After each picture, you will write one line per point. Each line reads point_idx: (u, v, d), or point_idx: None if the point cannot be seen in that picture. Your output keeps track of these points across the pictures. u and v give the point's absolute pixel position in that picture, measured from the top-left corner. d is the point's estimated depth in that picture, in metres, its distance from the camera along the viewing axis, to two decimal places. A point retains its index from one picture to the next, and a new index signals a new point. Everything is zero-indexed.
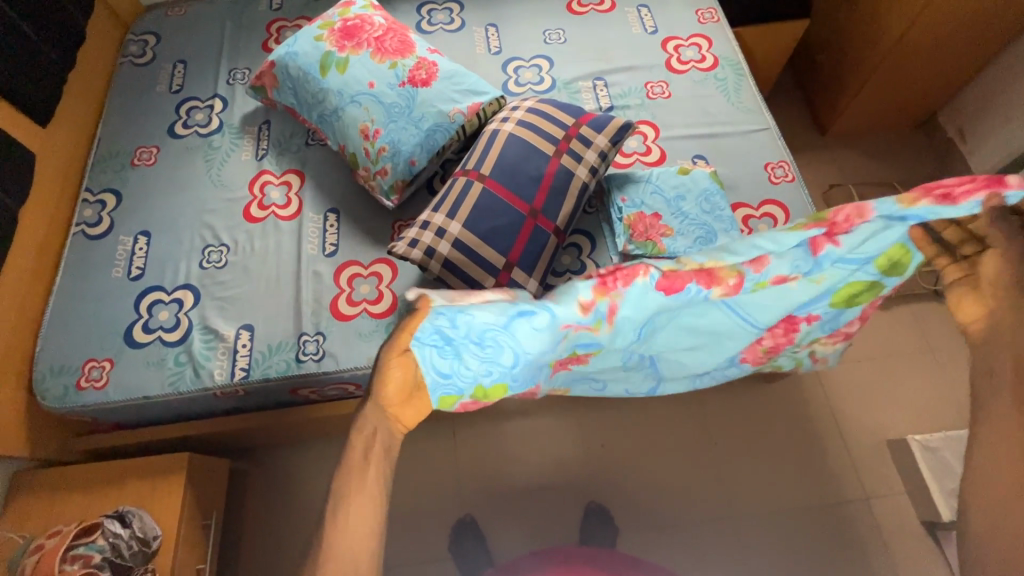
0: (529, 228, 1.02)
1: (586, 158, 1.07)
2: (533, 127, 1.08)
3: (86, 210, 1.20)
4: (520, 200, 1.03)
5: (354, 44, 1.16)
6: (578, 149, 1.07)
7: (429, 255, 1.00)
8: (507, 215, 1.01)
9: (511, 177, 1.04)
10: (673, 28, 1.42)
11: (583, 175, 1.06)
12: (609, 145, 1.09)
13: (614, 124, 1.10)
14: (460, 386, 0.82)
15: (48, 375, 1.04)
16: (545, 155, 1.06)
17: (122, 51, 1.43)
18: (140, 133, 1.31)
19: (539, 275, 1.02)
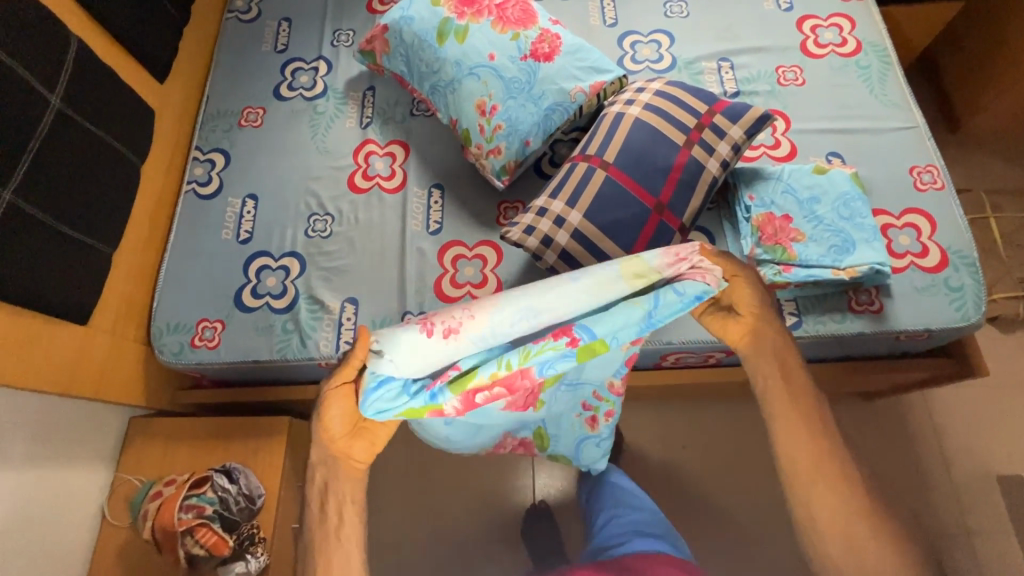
0: (653, 223, 0.96)
1: (720, 149, 0.99)
2: (663, 111, 1.01)
3: (197, 169, 1.22)
4: (646, 193, 0.97)
5: (474, 11, 1.09)
6: (710, 139, 0.99)
7: (546, 244, 0.96)
8: (631, 207, 0.96)
9: (637, 167, 0.98)
10: (810, 5, 1.28)
11: (714, 168, 0.99)
12: (745, 138, 1.00)
13: (752, 114, 1.01)
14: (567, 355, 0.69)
15: (165, 331, 1.07)
16: (674, 145, 0.99)
17: (228, 6, 1.42)
18: (247, 93, 1.31)
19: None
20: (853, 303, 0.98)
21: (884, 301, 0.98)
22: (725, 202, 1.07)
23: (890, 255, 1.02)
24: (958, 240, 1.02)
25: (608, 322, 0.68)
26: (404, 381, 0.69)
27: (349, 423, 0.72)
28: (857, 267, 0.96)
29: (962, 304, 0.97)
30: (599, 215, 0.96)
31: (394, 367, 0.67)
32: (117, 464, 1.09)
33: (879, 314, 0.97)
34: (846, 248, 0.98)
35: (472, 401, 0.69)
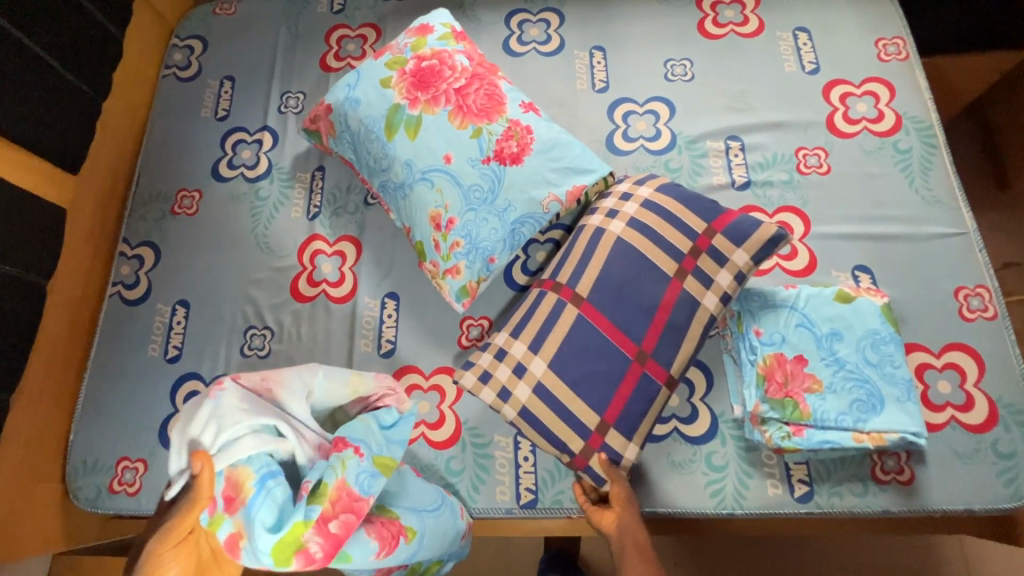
0: (631, 376, 0.79)
1: (719, 282, 0.81)
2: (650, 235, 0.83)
3: (123, 267, 1.08)
4: (622, 336, 0.80)
5: (429, 96, 0.91)
6: (705, 267, 0.81)
7: (503, 399, 0.80)
8: (608, 355, 0.80)
9: (616, 303, 0.81)
10: (840, 67, 1.07)
11: (710, 305, 0.81)
12: (750, 267, 0.80)
13: (762, 233, 0.80)
14: (364, 471, 0.68)
15: (82, 471, 0.95)
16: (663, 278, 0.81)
17: (165, 61, 1.25)
18: (183, 172, 1.15)
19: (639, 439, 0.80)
20: (877, 470, 0.82)
21: (914, 469, 0.82)
22: (726, 332, 0.89)
23: (925, 406, 0.84)
24: (1011, 390, 0.84)
25: (367, 444, 0.71)
26: (285, 493, 0.65)
27: None
28: (885, 433, 0.79)
29: (1012, 477, 0.80)
30: (567, 363, 0.80)
31: (228, 459, 0.64)
32: None
33: (909, 486, 0.81)
34: (874, 407, 0.80)
35: (327, 536, 0.63)
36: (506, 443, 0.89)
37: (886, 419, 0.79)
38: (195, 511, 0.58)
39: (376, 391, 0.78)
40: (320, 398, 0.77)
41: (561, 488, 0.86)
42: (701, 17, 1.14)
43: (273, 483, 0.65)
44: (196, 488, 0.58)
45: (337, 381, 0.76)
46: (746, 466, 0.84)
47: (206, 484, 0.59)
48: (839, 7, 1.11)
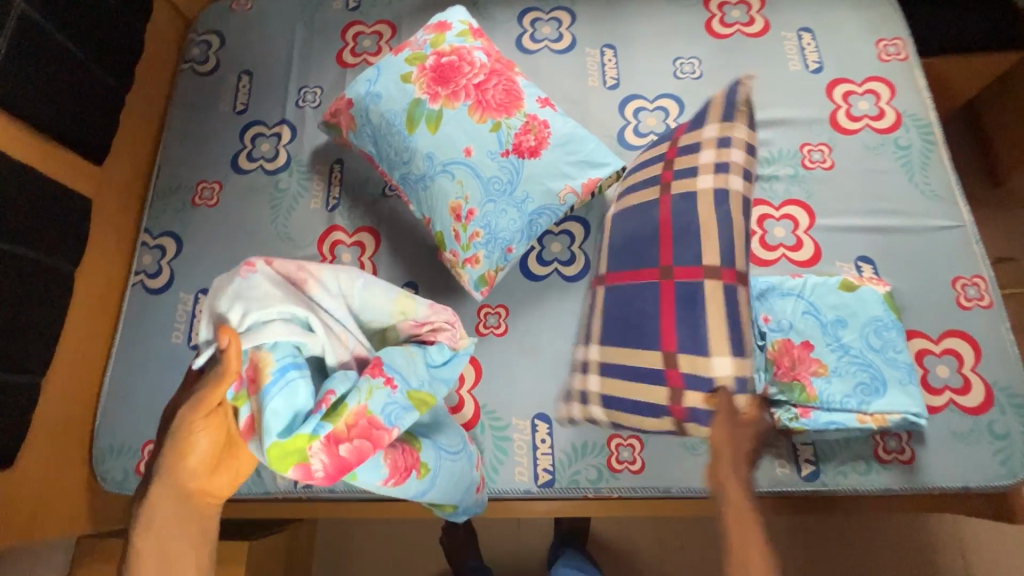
0: (671, 297, 0.78)
1: (704, 164, 0.82)
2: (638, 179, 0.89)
3: (145, 257, 1.10)
4: (649, 275, 0.81)
5: (449, 91, 0.94)
6: (681, 165, 0.84)
7: (582, 401, 0.85)
8: (650, 302, 0.79)
9: (634, 256, 0.84)
10: (843, 66, 1.11)
11: (706, 184, 0.80)
12: (726, 129, 0.83)
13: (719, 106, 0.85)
14: (394, 405, 0.67)
15: (109, 454, 0.98)
16: (663, 206, 0.83)
17: (183, 56, 1.27)
18: (203, 164, 1.17)
19: (723, 344, 0.73)
20: (881, 450, 0.86)
21: (915, 449, 0.86)
22: None
23: (925, 389, 0.88)
24: (1006, 374, 0.88)
25: (402, 377, 0.70)
26: (307, 387, 0.64)
27: (214, 453, 0.65)
28: (888, 415, 0.83)
29: (1008, 457, 0.84)
30: (618, 333, 0.82)
31: (255, 340, 0.65)
32: None
33: (910, 465, 0.85)
34: (881, 390, 0.83)
35: (335, 456, 0.63)
36: (524, 426, 0.93)
37: (891, 402, 0.83)
38: (218, 390, 0.62)
39: (429, 320, 0.75)
40: (359, 305, 0.75)
41: (577, 468, 0.90)
42: (709, 17, 1.18)
43: (297, 373, 0.65)
44: (223, 367, 0.61)
45: (386, 296, 0.75)
46: None
47: (232, 360, 0.61)
48: (841, 8, 1.15)
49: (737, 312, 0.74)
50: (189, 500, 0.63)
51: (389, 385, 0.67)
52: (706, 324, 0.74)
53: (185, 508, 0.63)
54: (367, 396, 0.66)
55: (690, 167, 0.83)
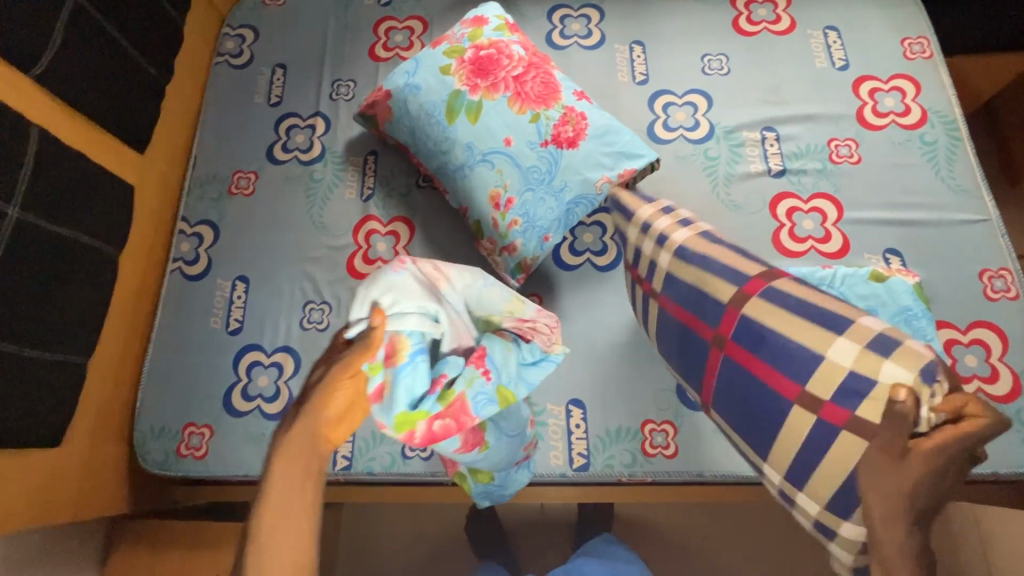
0: (748, 359, 0.62)
1: (652, 252, 0.79)
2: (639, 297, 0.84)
3: (183, 244, 1.12)
4: (714, 359, 0.67)
5: (489, 83, 0.96)
6: (643, 269, 0.81)
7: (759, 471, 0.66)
8: (753, 385, 0.62)
9: (698, 353, 0.70)
10: (869, 64, 1.13)
11: (668, 265, 0.75)
12: (636, 220, 0.84)
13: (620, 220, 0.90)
14: (492, 397, 0.66)
15: (150, 436, 1.00)
16: (671, 306, 0.74)
17: (218, 49, 1.30)
18: (239, 154, 1.19)
19: (814, 337, 0.57)
20: None
21: None
22: None
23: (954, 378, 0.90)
24: None
25: (500, 371, 0.69)
26: (426, 368, 0.64)
27: (344, 409, 0.63)
28: None
29: None
30: (752, 434, 0.63)
31: (398, 324, 0.65)
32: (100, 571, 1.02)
33: None
34: None
35: (432, 430, 0.63)
36: (559, 412, 0.94)
37: None
38: (366, 354, 0.63)
39: (532, 321, 0.74)
40: (476, 301, 0.76)
41: (612, 453, 0.92)
42: (736, 15, 1.20)
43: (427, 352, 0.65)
44: (370, 337, 0.64)
45: (499, 295, 0.75)
46: None
47: (379, 333, 0.64)
48: (867, 7, 1.18)
49: (791, 299, 0.61)
50: (314, 447, 0.60)
51: (492, 374, 0.67)
52: (785, 338, 0.59)
53: (313, 456, 0.60)
54: (473, 381, 0.65)
55: (649, 270, 0.80)
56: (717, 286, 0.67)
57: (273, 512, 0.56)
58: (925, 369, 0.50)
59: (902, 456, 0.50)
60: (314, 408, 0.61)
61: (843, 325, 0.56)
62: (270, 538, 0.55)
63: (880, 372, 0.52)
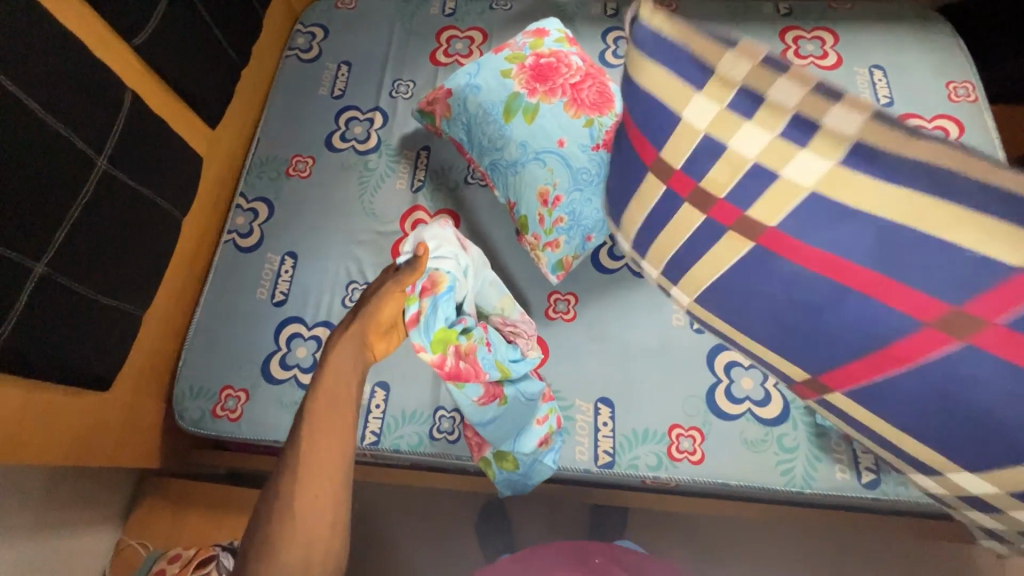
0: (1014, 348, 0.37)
1: (783, 161, 0.41)
2: (670, 242, 0.53)
3: (239, 218, 1.18)
4: (840, 267, 0.41)
5: (547, 88, 1.01)
6: (725, 177, 0.45)
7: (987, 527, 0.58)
8: (880, 319, 0.41)
9: (837, 314, 0.43)
10: (913, 102, 1.16)
11: (815, 182, 0.40)
12: (722, 77, 0.41)
13: (688, 123, 0.45)
14: (493, 363, 0.80)
15: (188, 394, 1.03)
16: (812, 255, 0.42)
17: (289, 44, 1.38)
18: (299, 140, 1.26)
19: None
20: None
21: None
22: None
23: None
24: None
25: (499, 347, 0.82)
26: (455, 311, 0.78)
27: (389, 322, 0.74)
28: None
29: None
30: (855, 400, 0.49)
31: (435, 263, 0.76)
32: (122, 526, 1.06)
33: None
34: None
35: (456, 364, 0.76)
36: (587, 408, 0.96)
37: None
38: (412, 277, 0.72)
39: (513, 323, 0.88)
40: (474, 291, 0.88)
41: (637, 453, 0.92)
42: (784, 48, 1.25)
43: (455, 293, 0.76)
44: (416, 263, 0.73)
45: (495, 291, 0.87)
46: (816, 452, 0.89)
47: (422, 265, 0.73)
48: (912, 50, 1.22)
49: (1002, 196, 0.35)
50: (362, 344, 0.70)
51: (490, 343, 0.81)
52: (950, 249, 0.36)
53: (360, 352, 0.69)
54: (484, 340, 0.79)
55: (738, 191, 0.44)
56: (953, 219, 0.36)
57: (324, 390, 0.64)
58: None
59: None
60: (365, 316, 0.70)
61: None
62: (320, 409, 0.63)
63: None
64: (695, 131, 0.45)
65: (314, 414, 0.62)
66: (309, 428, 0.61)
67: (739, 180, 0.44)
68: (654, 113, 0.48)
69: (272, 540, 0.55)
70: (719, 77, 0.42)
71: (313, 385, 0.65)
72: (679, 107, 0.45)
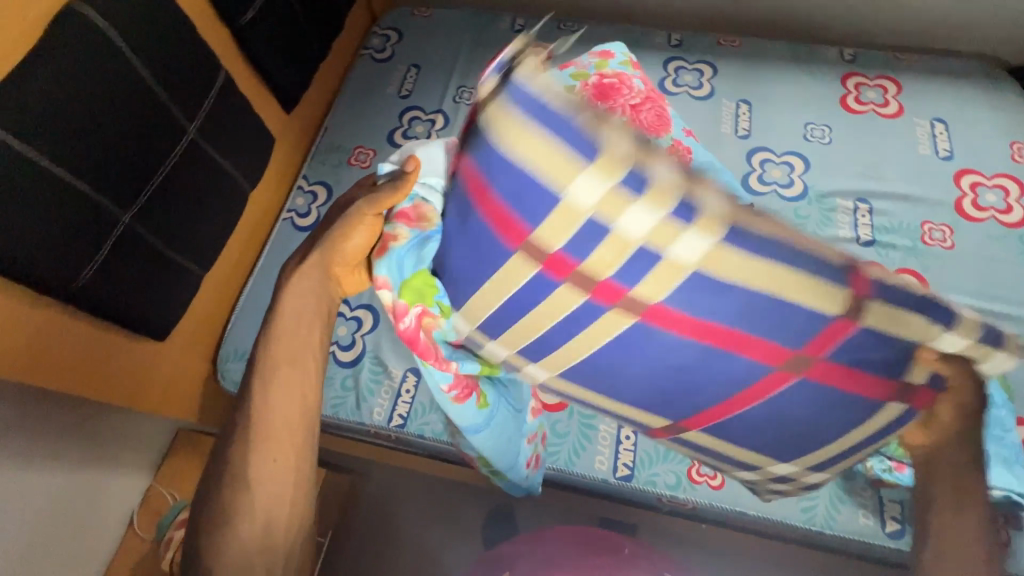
0: (835, 375, 0.53)
1: (669, 239, 0.49)
2: (539, 325, 0.56)
3: (298, 199, 1.25)
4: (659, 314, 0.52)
5: (607, 107, 1.05)
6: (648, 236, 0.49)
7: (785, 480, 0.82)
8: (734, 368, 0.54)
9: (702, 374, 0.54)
10: (975, 158, 1.15)
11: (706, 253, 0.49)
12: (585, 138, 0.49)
13: (579, 210, 0.49)
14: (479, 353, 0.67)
15: (232, 357, 1.09)
16: (687, 326, 0.52)
17: (365, 43, 1.47)
18: (363, 132, 1.33)
19: (927, 335, 0.51)
20: None
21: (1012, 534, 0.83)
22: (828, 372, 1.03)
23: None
24: None
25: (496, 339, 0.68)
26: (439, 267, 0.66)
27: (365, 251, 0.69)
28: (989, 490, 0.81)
29: None
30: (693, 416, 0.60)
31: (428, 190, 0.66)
32: (155, 475, 1.12)
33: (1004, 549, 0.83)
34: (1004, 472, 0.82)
35: (415, 326, 0.64)
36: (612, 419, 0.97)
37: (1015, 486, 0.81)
38: (392, 195, 0.64)
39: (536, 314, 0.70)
40: None
41: (656, 470, 0.93)
42: (845, 92, 1.26)
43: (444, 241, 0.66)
44: (404, 179, 0.64)
45: None
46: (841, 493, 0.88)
47: (409, 185, 0.64)
48: (977, 106, 1.21)
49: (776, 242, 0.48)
50: (330, 281, 0.70)
51: None
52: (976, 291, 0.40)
53: (326, 290, 0.70)
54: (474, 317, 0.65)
55: (627, 266, 0.50)
56: (786, 284, 0.49)
57: (284, 334, 0.68)
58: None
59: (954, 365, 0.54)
60: (336, 231, 0.67)
61: (929, 311, 0.50)
62: (278, 359, 0.68)
63: (989, 359, 0.53)
64: (584, 209, 0.49)
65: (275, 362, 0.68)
66: (270, 374, 0.67)
67: (627, 258, 0.50)
68: (537, 200, 0.51)
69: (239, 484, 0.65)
70: (601, 157, 0.48)
71: (263, 349, 0.68)
72: (567, 183, 0.49)
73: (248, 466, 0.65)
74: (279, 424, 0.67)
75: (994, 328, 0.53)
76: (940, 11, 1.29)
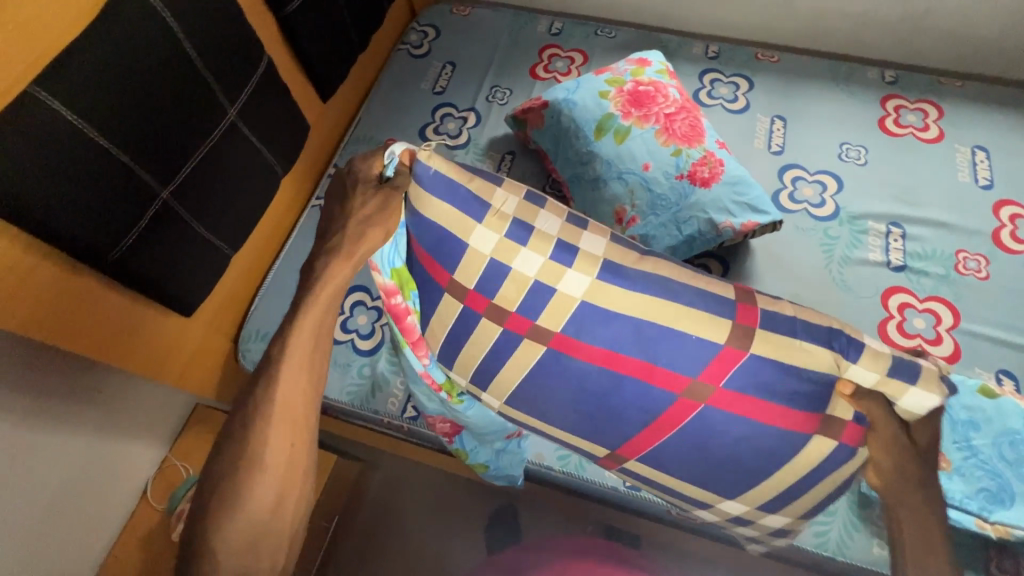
0: (738, 404, 0.60)
1: (555, 278, 0.61)
2: (475, 353, 0.68)
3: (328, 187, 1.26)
4: (560, 342, 0.63)
5: (642, 114, 1.05)
6: (539, 274, 0.62)
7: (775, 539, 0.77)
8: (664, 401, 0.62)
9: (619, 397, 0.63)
10: (1016, 189, 1.12)
11: (585, 287, 0.61)
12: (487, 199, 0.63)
13: (482, 256, 0.63)
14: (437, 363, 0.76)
15: (253, 337, 1.11)
16: (589, 353, 0.62)
17: (403, 39, 1.49)
18: (395, 126, 1.34)
19: (829, 366, 0.60)
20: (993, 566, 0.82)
21: None
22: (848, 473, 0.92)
23: None
24: None
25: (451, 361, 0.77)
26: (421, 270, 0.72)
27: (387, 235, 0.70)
28: (1010, 528, 0.80)
29: None
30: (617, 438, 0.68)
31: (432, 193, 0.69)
32: (169, 448, 1.14)
33: None
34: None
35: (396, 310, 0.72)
36: None
37: None
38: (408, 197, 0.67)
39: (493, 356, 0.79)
40: None
41: None
42: (885, 114, 1.24)
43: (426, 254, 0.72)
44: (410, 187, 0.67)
45: None
46: (856, 522, 0.86)
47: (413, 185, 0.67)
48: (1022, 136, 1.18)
49: (630, 276, 0.62)
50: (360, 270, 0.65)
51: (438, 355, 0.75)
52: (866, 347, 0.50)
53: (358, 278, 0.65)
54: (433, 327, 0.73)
55: (528, 301, 0.63)
56: (676, 316, 0.60)
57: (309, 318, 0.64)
58: (941, 379, 0.59)
59: (869, 400, 0.60)
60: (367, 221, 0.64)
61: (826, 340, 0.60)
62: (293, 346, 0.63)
63: (902, 394, 0.59)
64: (483, 254, 0.62)
65: (291, 343, 0.62)
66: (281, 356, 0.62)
67: (527, 291, 0.62)
68: (451, 250, 0.64)
69: (240, 466, 0.59)
70: (494, 218, 0.63)
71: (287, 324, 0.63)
72: (467, 238, 0.63)
73: (255, 448, 0.60)
74: (295, 408, 0.62)
75: (897, 361, 0.59)
76: (990, 37, 1.26)
